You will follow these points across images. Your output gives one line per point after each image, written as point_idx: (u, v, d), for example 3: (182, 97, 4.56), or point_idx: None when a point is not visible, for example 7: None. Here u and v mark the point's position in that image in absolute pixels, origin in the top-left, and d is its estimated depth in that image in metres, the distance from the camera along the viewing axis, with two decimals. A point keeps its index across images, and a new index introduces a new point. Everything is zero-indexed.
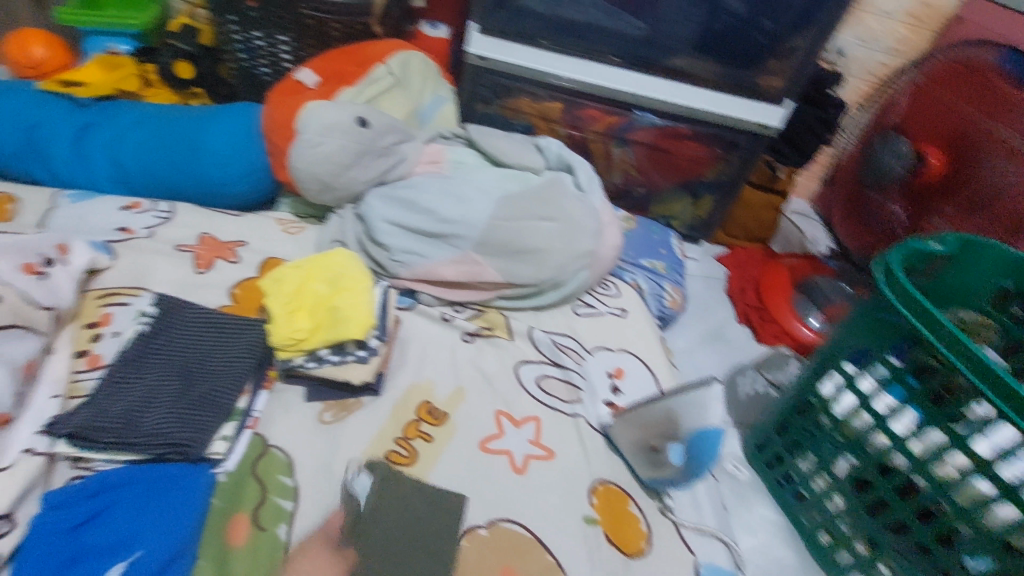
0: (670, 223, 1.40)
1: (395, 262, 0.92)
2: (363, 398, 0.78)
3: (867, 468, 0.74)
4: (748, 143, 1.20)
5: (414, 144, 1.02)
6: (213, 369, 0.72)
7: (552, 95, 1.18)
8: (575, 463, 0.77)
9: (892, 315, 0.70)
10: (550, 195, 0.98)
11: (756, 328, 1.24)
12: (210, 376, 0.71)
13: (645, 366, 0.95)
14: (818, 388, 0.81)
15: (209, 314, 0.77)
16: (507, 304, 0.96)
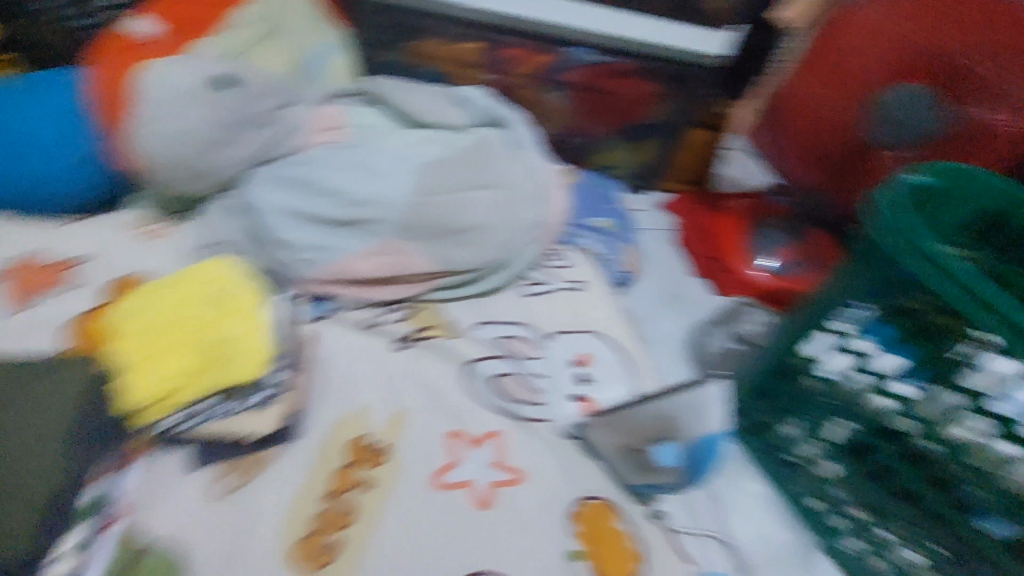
0: (613, 173, 1.23)
1: (297, 261, 0.73)
2: (273, 449, 0.61)
3: (870, 435, 0.66)
4: (695, 80, 1.08)
5: (303, 108, 0.80)
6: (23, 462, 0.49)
7: (469, 33, 0.98)
8: (549, 483, 0.65)
9: (893, 267, 0.59)
10: (483, 157, 0.82)
11: (717, 282, 1.14)
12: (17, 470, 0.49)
13: (613, 347, 0.82)
14: (807, 350, 0.72)
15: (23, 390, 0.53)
16: (447, 295, 0.80)
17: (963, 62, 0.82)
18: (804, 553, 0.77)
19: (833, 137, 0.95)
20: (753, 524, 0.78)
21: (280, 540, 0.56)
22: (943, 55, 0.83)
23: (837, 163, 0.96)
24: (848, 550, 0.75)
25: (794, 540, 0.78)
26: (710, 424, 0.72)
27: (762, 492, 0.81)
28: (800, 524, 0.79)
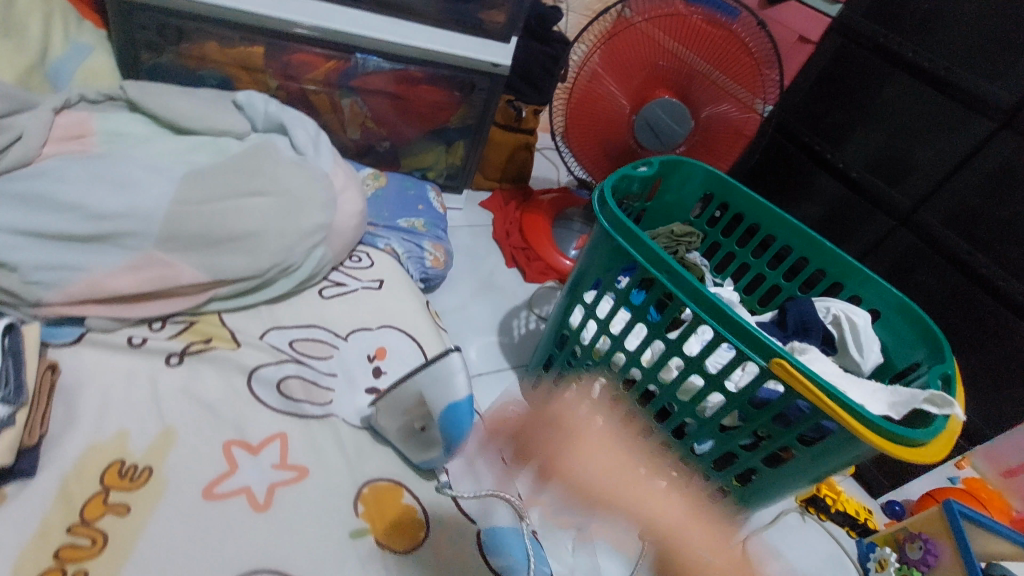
0: (426, 176, 1.30)
1: (32, 284, 0.66)
2: (6, 489, 0.56)
3: (616, 385, 0.79)
4: (485, 85, 1.14)
5: (32, 114, 0.73)
6: None
7: (246, 38, 0.96)
8: (334, 472, 0.68)
9: (611, 241, 0.72)
10: (257, 164, 0.81)
11: (523, 269, 1.26)
12: None
13: (409, 337, 0.87)
14: (570, 320, 0.84)
15: None
16: (226, 305, 0.78)
17: (702, 76, 1.07)
18: None
19: (611, 139, 1.20)
20: (546, 480, 0.87)
21: None
22: (686, 72, 1.07)
23: (617, 157, 1.22)
24: None
25: None
26: (457, 394, 0.64)
27: None
28: None
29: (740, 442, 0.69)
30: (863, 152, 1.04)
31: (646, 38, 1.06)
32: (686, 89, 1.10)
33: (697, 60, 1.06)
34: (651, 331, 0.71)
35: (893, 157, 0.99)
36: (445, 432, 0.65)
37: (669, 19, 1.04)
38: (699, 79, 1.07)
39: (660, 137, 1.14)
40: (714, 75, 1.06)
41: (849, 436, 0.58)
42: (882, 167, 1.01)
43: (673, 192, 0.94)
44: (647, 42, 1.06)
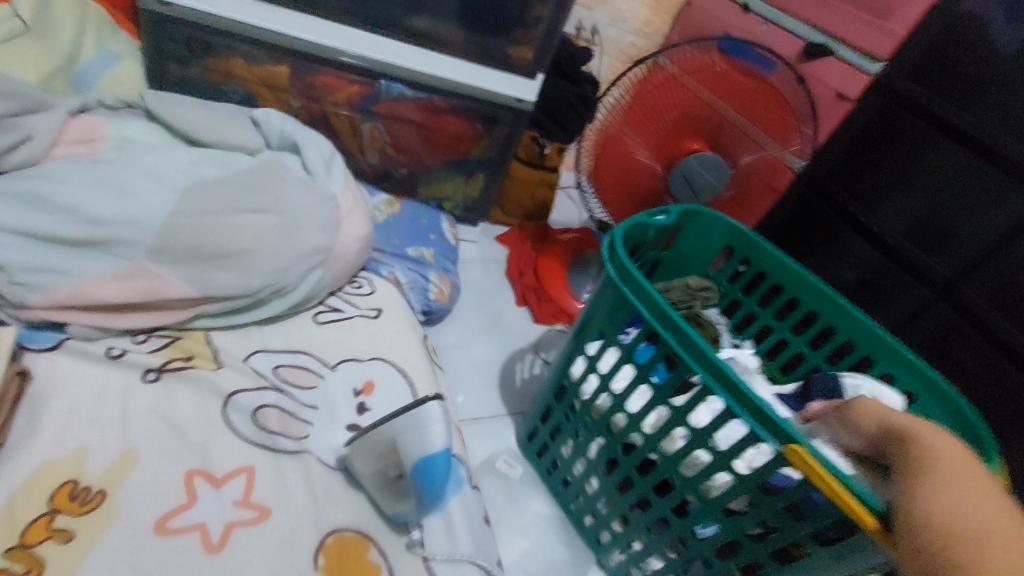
0: (443, 205, 1.29)
1: (16, 285, 0.64)
2: None
3: (613, 448, 0.72)
4: (508, 119, 1.12)
5: (46, 116, 0.72)
6: None
7: (273, 56, 0.96)
8: (298, 516, 0.63)
9: (617, 292, 0.67)
10: (262, 181, 0.79)
11: (534, 309, 1.22)
12: None
13: (400, 373, 0.83)
14: (570, 371, 0.79)
15: None
16: (213, 323, 0.75)
17: (736, 126, 1.02)
18: (582, 568, 0.80)
19: (640, 186, 1.16)
20: (533, 543, 0.80)
21: None
22: (718, 123, 1.03)
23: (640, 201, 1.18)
24: (615, 563, 0.78)
25: (571, 557, 0.80)
26: (433, 445, 0.59)
27: (546, 512, 0.84)
28: (579, 542, 0.82)
29: (747, 531, 0.61)
30: (906, 219, 0.97)
31: (678, 87, 1.03)
32: (718, 139, 1.05)
33: (730, 111, 1.01)
34: (655, 394, 0.64)
35: (935, 226, 0.93)
36: (420, 485, 0.61)
37: (702, 69, 1.00)
38: (733, 130, 1.03)
39: (693, 188, 1.08)
40: (749, 127, 1.02)
41: (873, 542, 0.50)
42: (922, 236, 0.95)
43: (693, 243, 0.88)
44: (680, 90, 1.03)
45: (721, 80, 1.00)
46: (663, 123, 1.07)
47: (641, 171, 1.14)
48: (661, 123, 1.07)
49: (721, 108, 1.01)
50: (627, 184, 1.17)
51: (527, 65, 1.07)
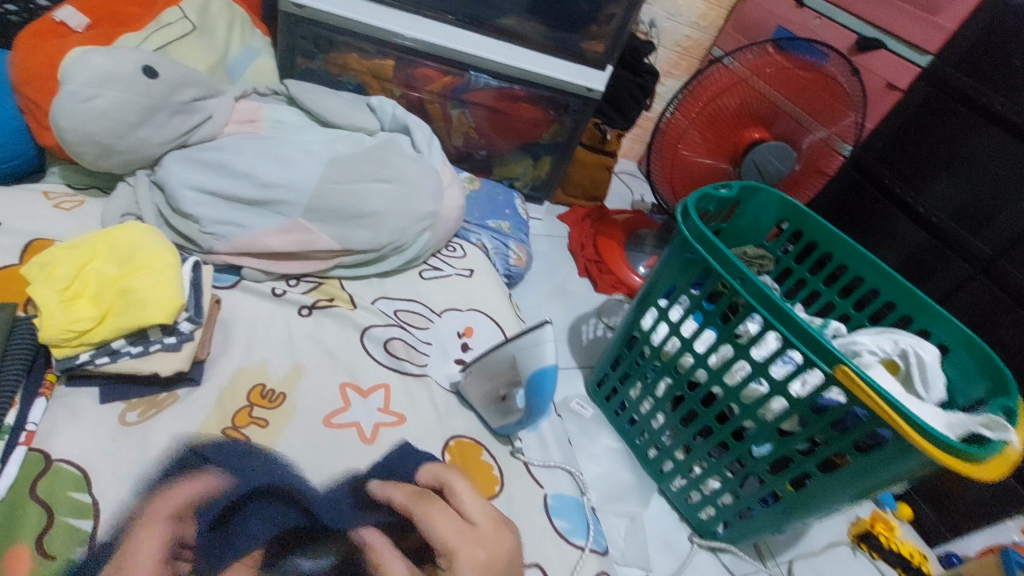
0: (514, 185, 1.43)
1: (208, 234, 0.81)
2: (178, 391, 0.69)
3: (680, 386, 0.84)
4: (578, 106, 1.25)
5: (220, 100, 0.89)
6: None
7: (382, 51, 1.12)
8: (426, 424, 0.78)
9: (689, 250, 0.80)
10: (385, 156, 0.94)
11: (596, 279, 1.35)
12: None
13: (493, 322, 0.97)
14: (641, 322, 0.91)
15: None
16: (346, 273, 0.91)
17: (793, 118, 1.14)
18: (647, 492, 0.93)
19: (704, 174, 1.27)
20: (605, 469, 0.94)
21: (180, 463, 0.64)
22: (773, 112, 1.14)
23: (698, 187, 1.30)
24: (675, 489, 0.91)
25: (638, 483, 0.94)
26: (547, 361, 0.72)
27: (614, 446, 0.97)
28: (643, 471, 0.95)
29: (797, 447, 0.73)
30: (954, 200, 1.04)
31: (742, 85, 1.14)
32: (779, 130, 1.17)
33: (786, 103, 1.12)
34: (720, 335, 0.77)
35: (980, 206, 1.01)
36: (531, 397, 0.74)
37: (764, 68, 1.11)
38: (791, 122, 1.14)
39: (762, 174, 1.19)
40: (804, 117, 1.13)
41: (908, 448, 0.62)
42: (965, 218, 1.03)
43: (752, 216, 0.99)
44: (743, 87, 1.14)
45: (777, 74, 1.11)
46: (723, 115, 1.19)
47: (703, 161, 1.26)
48: (720, 116, 1.19)
49: (776, 100, 1.13)
50: (687, 173, 1.29)
51: (598, 57, 1.19)
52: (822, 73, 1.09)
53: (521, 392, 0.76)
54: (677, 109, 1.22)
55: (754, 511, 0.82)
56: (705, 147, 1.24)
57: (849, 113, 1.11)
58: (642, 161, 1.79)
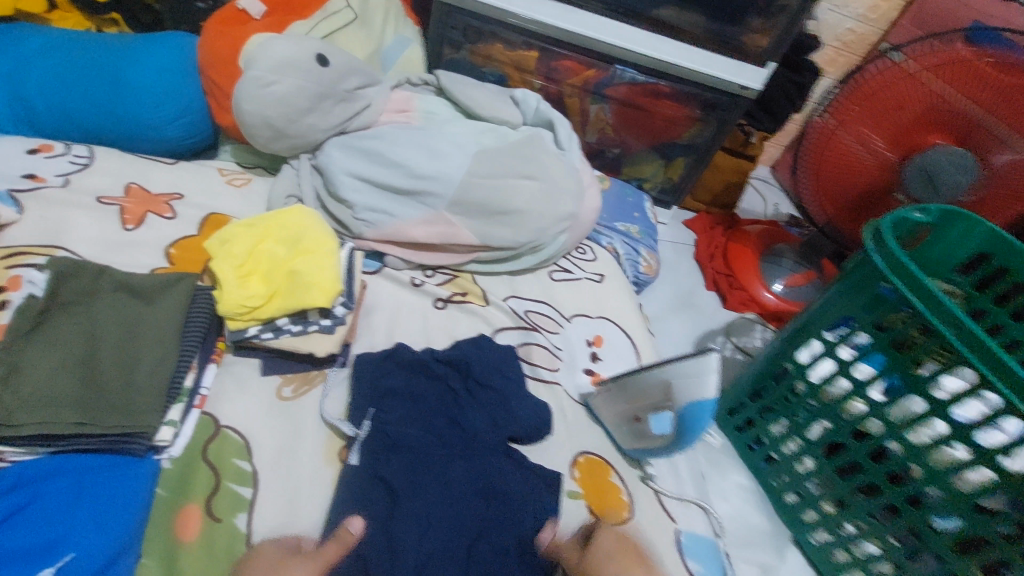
0: (642, 186, 1.36)
1: (359, 220, 0.84)
2: (327, 370, 0.71)
3: (843, 433, 0.74)
4: (727, 106, 1.15)
5: (378, 89, 0.91)
6: (135, 346, 0.60)
7: (528, 42, 1.09)
8: (556, 436, 0.75)
9: (880, 284, 0.69)
10: (531, 152, 0.91)
11: (724, 294, 1.25)
12: (135, 357, 0.60)
13: (623, 333, 0.92)
14: (796, 355, 0.82)
15: (124, 278, 0.64)
16: (481, 269, 0.90)
17: (982, 126, 0.93)
18: (781, 541, 0.84)
19: (861, 186, 1.12)
20: (733, 508, 0.86)
21: (328, 444, 0.66)
22: (961, 121, 0.94)
23: (853, 201, 1.15)
24: (815, 542, 0.82)
25: (770, 529, 0.85)
26: (706, 394, 0.65)
27: (745, 483, 0.89)
28: (777, 517, 0.86)
29: (999, 530, 0.62)
30: None
31: (912, 84, 0.96)
32: (963, 139, 0.95)
33: (978, 112, 0.91)
34: (912, 385, 0.66)
35: None
36: (681, 424, 0.67)
37: (943, 65, 0.92)
38: (976, 130, 0.93)
39: (933, 187, 0.99)
40: (995, 123, 0.91)
41: None
42: None
43: (943, 245, 0.85)
44: (913, 87, 0.96)
45: (962, 74, 0.91)
46: (883, 120, 1.02)
47: (857, 172, 1.10)
48: (882, 121, 1.03)
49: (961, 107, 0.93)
50: (839, 183, 1.15)
51: (761, 52, 1.07)
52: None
53: (667, 415, 0.69)
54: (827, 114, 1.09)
55: None
56: (860, 156, 1.08)
57: None
58: (782, 167, 1.62)
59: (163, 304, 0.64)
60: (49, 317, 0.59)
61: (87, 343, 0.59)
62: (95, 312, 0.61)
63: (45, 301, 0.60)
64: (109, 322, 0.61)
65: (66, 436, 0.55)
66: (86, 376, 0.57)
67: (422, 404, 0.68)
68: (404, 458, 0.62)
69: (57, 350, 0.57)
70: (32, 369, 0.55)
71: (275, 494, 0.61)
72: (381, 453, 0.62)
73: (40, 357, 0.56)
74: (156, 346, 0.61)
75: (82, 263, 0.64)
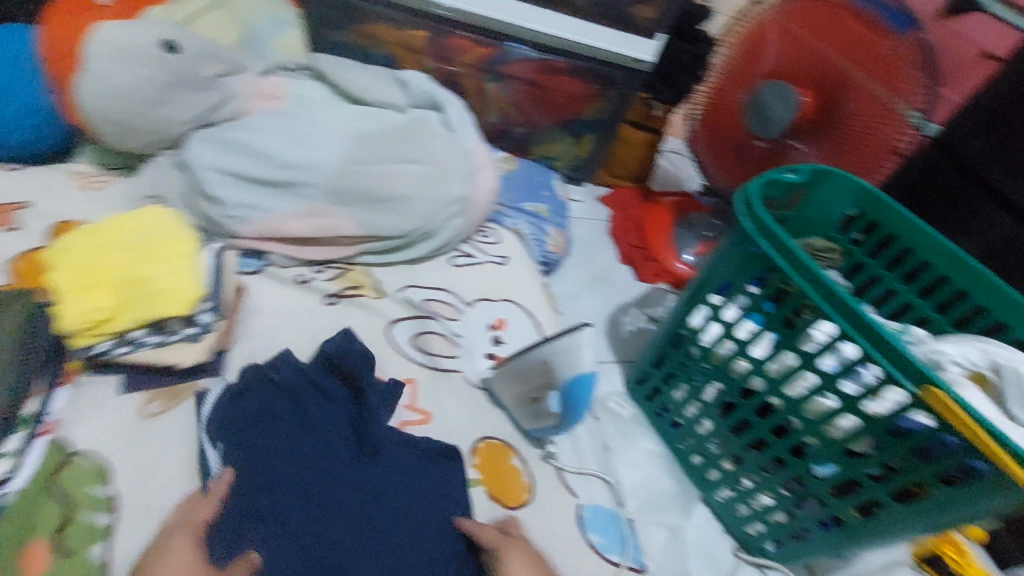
0: (553, 165, 1.35)
1: (230, 218, 0.78)
2: (198, 382, 0.67)
3: (733, 392, 0.77)
4: (625, 80, 1.16)
5: (243, 77, 0.84)
6: None
7: (415, 21, 1.05)
8: (455, 424, 0.74)
9: (752, 244, 0.71)
10: (416, 135, 0.87)
11: (638, 267, 1.28)
12: None
13: (527, 314, 0.91)
14: (690, 321, 0.84)
15: None
16: (374, 260, 0.87)
17: (836, 68, 0.99)
18: (689, 501, 0.87)
19: (737, 136, 1.19)
20: (644, 475, 0.88)
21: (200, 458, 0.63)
22: (816, 64, 1.02)
23: (738, 154, 1.20)
24: (721, 500, 0.85)
25: (680, 490, 0.88)
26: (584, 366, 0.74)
27: (654, 449, 0.91)
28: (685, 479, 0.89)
29: (866, 470, 0.66)
30: None
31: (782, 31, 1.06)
32: (820, 86, 1.03)
33: (829, 51, 1.00)
34: (784, 340, 0.69)
35: None
36: (567, 400, 0.74)
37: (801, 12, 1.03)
38: (830, 73, 1.00)
39: (770, 124, 1.07)
40: (846, 65, 0.98)
41: (1005, 482, 0.54)
42: None
43: (818, 206, 0.89)
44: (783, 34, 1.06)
45: (820, 18, 1.00)
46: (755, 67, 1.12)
47: (736, 121, 1.18)
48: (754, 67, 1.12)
49: (817, 49, 1.01)
50: (728, 137, 1.21)
51: (649, 24, 1.08)
52: (871, 16, 0.94)
53: (555, 396, 0.74)
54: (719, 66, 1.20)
55: (811, 532, 0.75)
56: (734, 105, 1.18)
57: (913, 64, 0.91)
58: None
59: None
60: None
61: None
62: None
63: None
64: None
65: None
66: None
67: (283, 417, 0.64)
68: (279, 469, 0.60)
69: None
70: None
71: (140, 521, 0.57)
72: (257, 466, 0.60)
73: None
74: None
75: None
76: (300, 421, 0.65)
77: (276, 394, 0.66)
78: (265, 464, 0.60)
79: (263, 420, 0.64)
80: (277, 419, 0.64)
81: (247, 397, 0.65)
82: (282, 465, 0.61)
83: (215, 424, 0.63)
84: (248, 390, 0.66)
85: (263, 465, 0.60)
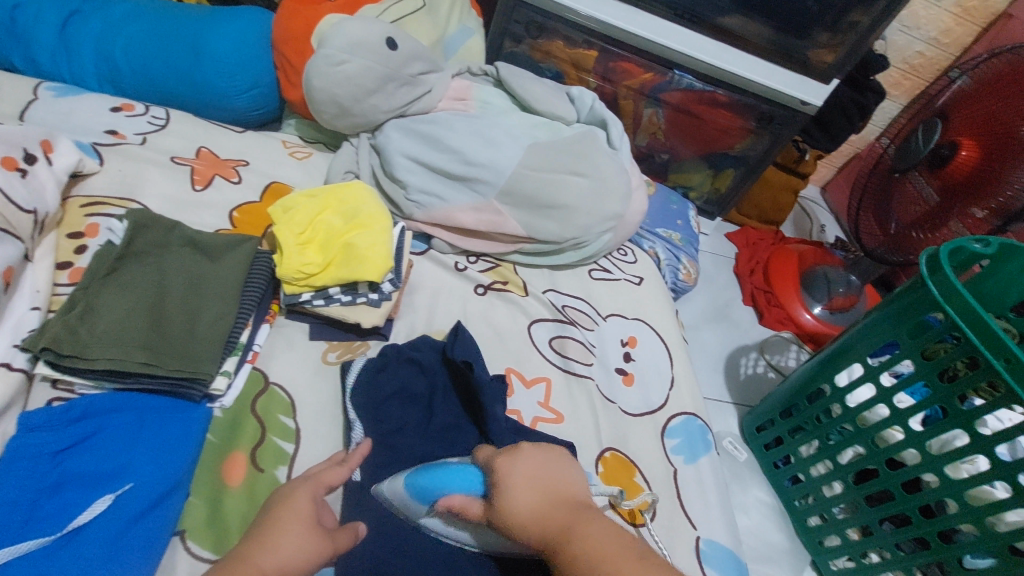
0: (687, 194, 1.36)
1: (411, 202, 0.87)
2: (370, 342, 0.75)
3: (875, 460, 0.73)
4: (783, 121, 1.13)
5: (440, 76, 0.94)
6: (199, 297, 0.64)
7: (589, 41, 1.10)
8: (584, 428, 0.76)
9: (931, 310, 0.68)
10: (583, 149, 0.92)
11: (762, 310, 1.24)
12: (197, 308, 0.64)
13: (658, 337, 0.92)
14: (833, 377, 0.80)
15: (190, 232, 0.68)
16: (523, 260, 0.92)
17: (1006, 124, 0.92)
18: (800, 560, 0.86)
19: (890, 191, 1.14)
20: (754, 524, 0.88)
21: None
22: (987, 120, 0.95)
23: (894, 210, 1.14)
24: (836, 569, 0.82)
25: (790, 547, 0.86)
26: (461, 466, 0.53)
27: (766, 499, 0.90)
28: (798, 537, 0.87)
29: None
30: None
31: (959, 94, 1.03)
32: (988, 143, 0.94)
33: (1001, 110, 0.94)
34: (955, 417, 0.65)
35: None
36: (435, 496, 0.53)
37: (983, 76, 1.00)
38: (995, 131, 0.93)
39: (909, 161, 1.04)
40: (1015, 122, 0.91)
41: None
42: None
43: (999, 282, 0.81)
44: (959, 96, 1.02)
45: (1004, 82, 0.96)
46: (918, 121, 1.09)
47: (891, 177, 1.14)
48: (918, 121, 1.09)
49: (992, 108, 0.95)
50: (883, 194, 1.16)
51: (826, 68, 1.04)
52: None
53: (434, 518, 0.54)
54: (894, 130, 1.19)
55: None
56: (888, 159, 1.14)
57: None
58: (832, 188, 1.58)
59: (224, 263, 0.67)
60: (123, 264, 0.63)
61: (155, 291, 0.63)
62: (165, 262, 0.65)
63: (122, 248, 0.64)
64: (175, 272, 0.65)
65: (138, 376, 0.59)
66: (153, 320, 0.61)
67: (441, 386, 0.70)
68: (431, 433, 0.66)
69: (130, 294, 0.61)
70: (108, 310, 0.59)
71: (316, 455, 0.64)
72: (415, 426, 0.66)
73: (112, 300, 0.60)
74: (218, 302, 0.64)
75: (155, 217, 0.68)
76: (426, 410, 0.69)
77: (412, 372, 0.70)
78: (403, 439, 0.64)
79: (402, 399, 0.68)
80: (408, 403, 0.68)
81: (389, 370, 0.69)
82: (417, 444, 0.64)
83: (358, 393, 0.67)
84: (387, 364, 0.70)
85: (400, 438, 0.64)
